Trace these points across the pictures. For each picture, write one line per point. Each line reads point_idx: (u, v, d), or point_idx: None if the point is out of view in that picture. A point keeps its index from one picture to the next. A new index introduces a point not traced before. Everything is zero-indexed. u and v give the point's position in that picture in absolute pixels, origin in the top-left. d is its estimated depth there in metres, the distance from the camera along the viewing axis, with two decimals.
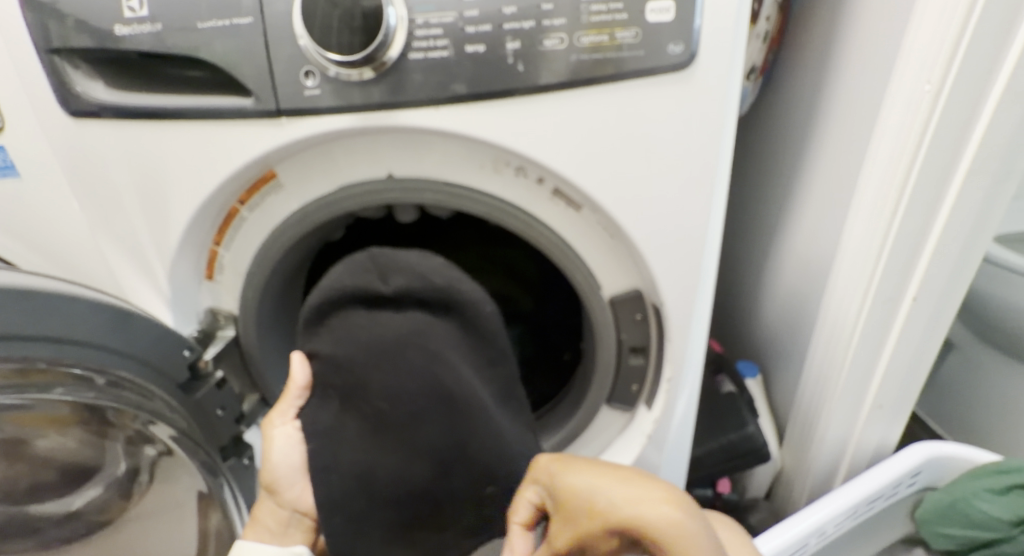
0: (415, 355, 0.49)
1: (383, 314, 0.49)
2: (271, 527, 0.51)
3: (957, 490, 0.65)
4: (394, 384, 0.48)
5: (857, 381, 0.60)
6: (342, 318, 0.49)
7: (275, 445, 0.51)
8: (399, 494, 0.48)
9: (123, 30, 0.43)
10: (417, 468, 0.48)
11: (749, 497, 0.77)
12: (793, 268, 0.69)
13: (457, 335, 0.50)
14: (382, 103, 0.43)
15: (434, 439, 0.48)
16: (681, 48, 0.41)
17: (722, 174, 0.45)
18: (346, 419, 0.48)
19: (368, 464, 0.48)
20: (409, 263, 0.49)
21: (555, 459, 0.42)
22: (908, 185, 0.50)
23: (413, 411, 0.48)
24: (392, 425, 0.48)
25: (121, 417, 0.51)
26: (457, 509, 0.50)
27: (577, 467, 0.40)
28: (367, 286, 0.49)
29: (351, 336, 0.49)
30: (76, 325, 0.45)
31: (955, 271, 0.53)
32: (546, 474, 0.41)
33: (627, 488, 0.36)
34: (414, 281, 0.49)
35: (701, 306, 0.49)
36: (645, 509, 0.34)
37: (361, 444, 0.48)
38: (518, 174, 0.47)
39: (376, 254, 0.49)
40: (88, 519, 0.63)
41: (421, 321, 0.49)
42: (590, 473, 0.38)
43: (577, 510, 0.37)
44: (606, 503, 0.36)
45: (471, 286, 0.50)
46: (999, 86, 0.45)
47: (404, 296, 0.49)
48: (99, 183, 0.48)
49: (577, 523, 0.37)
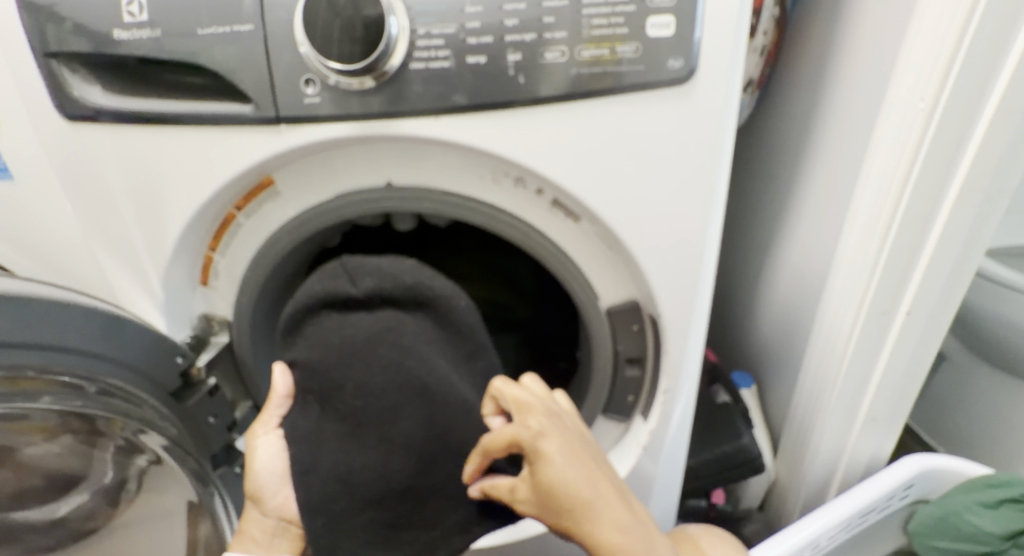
0: (386, 351, 0.47)
1: (354, 316, 0.48)
2: (256, 537, 0.50)
3: (946, 505, 0.65)
4: (367, 381, 0.47)
5: (851, 394, 0.61)
6: (314, 325, 0.48)
7: (258, 454, 0.50)
8: (382, 494, 0.47)
9: (122, 34, 0.43)
10: (397, 463, 0.47)
11: (744, 508, 0.77)
12: (788, 280, 0.70)
13: (432, 329, 0.49)
14: (382, 113, 0.43)
15: (412, 434, 0.47)
16: (681, 63, 0.41)
17: (721, 187, 0.45)
18: (325, 422, 0.47)
19: (347, 464, 0.46)
20: (378, 265, 0.49)
21: (547, 434, 0.42)
22: (903, 200, 0.50)
23: (385, 406, 0.47)
24: (368, 423, 0.47)
25: (111, 425, 0.50)
26: (446, 501, 0.48)
27: (564, 457, 0.42)
28: (337, 290, 0.47)
29: (323, 340, 0.47)
30: (67, 333, 0.44)
31: (948, 285, 0.54)
32: (534, 448, 0.42)
33: (606, 509, 0.42)
34: (383, 281, 0.48)
35: (698, 316, 0.50)
36: (608, 540, 0.42)
37: (342, 447, 0.47)
38: (517, 184, 0.47)
39: (346, 261, 0.49)
40: (73, 527, 0.62)
41: (393, 319, 0.48)
42: (573, 482, 0.41)
43: (549, 507, 0.42)
44: (581, 521, 0.42)
45: (442, 280, 0.49)
46: (992, 105, 0.45)
47: (374, 296, 0.48)
48: (94, 187, 0.48)
49: (549, 514, 0.42)
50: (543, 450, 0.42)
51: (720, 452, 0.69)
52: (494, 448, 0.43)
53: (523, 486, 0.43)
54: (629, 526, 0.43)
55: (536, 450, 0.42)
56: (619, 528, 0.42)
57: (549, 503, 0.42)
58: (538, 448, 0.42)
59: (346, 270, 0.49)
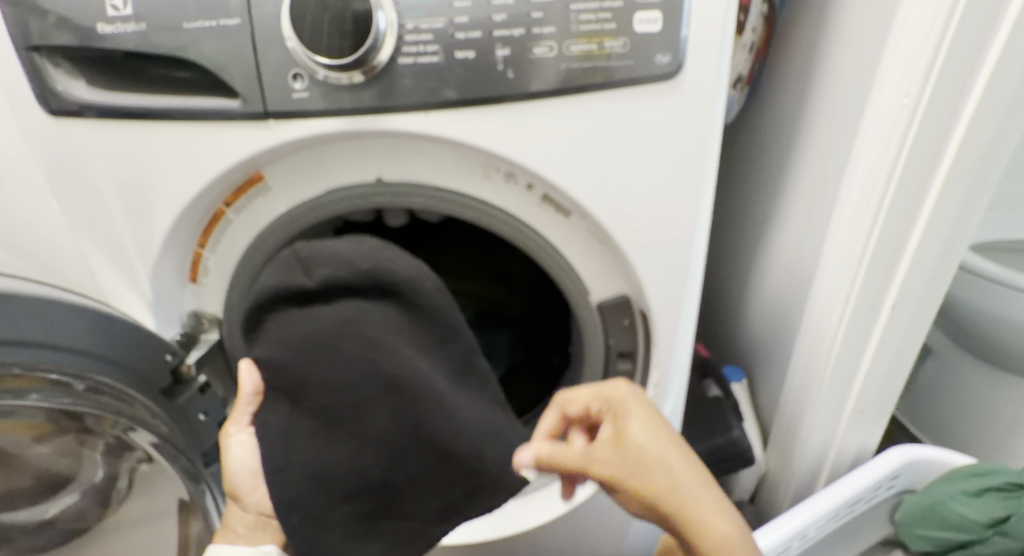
0: (351, 347, 0.45)
1: (313, 310, 0.45)
2: (239, 531, 0.50)
3: (934, 494, 0.66)
4: (331, 377, 0.44)
5: (838, 386, 0.61)
6: (274, 320, 0.46)
7: (232, 452, 0.50)
8: (359, 489, 0.45)
9: (105, 29, 0.42)
10: (370, 457, 0.45)
11: (735, 500, 0.77)
12: (777, 274, 0.70)
13: (397, 317, 0.46)
14: (373, 107, 0.43)
15: (383, 429, 0.45)
16: (669, 58, 0.41)
17: (708, 182, 0.46)
18: (299, 418, 0.45)
19: (322, 460, 0.45)
20: (334, 251, 0.45)
21: (631, 403, 0.45)
22: (887, 195, 0.51)
23: (355, 403, 0.45)
24: (339, 418, 0.45)
25: (100, 423, 0.50)
26: (423, 491, 0.46)
27: (645, 423, 0.44)
28: (290, 282, 0.45)
29: (285, 337, 0.45)
30: (53, 330, 0.45)
31: (932, 280, 0.54)
32: (624, 410, 0.45)
33: (696, 482, 0.41)
34: (340, 269, 0.45)
35: (688, 310, 0.50)
36: (701, 511, 0.40)
37: (318, 443, 0.45)
38: (508, 179, 0.47)
39: (299, 246, 0.45)
40: (63, 527, 0.62)
41: (356, 309, 0.45)
42: (656, 436, 0.43)
43: (633, 458, 0.42)
44: (672, 485, 0.41)
45: (404, 262, 0.46)
46: (974, 100, 0.46)
47: (332, 287, 0.45)
48: (79, 183, 0.47)
49: (633, 473, 0.42)
50: (633, 414, 0.44)
51: (712, 445, 0.69)
52: (577, 408, 0.48)
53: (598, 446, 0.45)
54: (721, 511, 0.41)
55: (624, 413, 0.45)
56: (716, 512, 0.41)
57: (631, 467, 0.42)
58: (628, 412, 0.45)
59: (300, 259, 0.45)
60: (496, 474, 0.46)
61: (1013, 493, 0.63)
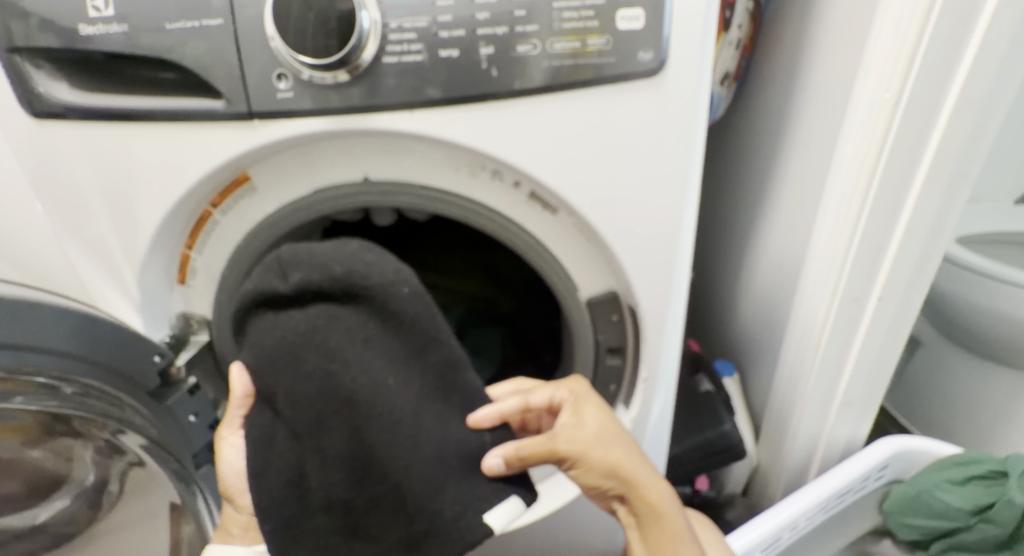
0: (312, 358, 0.42)
1: (285, 315, 0.43)
2: (234, 531, 0.49)
3: (919, 483, 0.67)
4: (294, 390, 0.42)
5: (825, 379, 0.62)
6: (252, 326, 0.44)
7: (224, 455, 0.48)
8: (333, 502, 0.43)
9: (87, 29, 0.42)
10: (333, 475, 0.43)
11: (727, 493, 0.78)
12: (767, 268, 0.71)
13: (370, 324, 0.43)
14: (359, 106, 0.43)
15: (344, 447, 0.42)
16: (651, 55, 0.42)
17: (692, 177, 0.46)
18: (279, 423, 0.44)
19: (300, 466, 0.44)
20: (312, 253, 0.43)
21: (585, 396, 0.47)
22: (871, 189, 0.51)
23: (315, 418, 0.42)
24: (304, 433, 0.43)
25: (88, 426, 0.51)
26: (386, 516, 0.43)
27: (602, 414, 0.47)
28: (268, 288, 0.43)
29: (260, 343, 0.43)
30: (39, 332, 0.45)
31: (917, 272, 0.55)
32: (581, 394, 0.48)
33: (645, 465, 0.47)
34: (312, 273, 0.42)
35: (675, 304, 0.50)
36: (648, 486, 0.46)
37: (295, 451, 0.44)
38: (494, 177, 0.47)
39: (282, 252, 0.44)
40: (55, 531, 0.62)
41: (327, 315, 0.43)
42: (610, 423, 0.47)
43: (593, 440, 0.45)
44: (627, 463, 0.46)
45: (381, 266, 0.43)
46: (954, 95, 0.46)
47: (304, 292, 0.42)
48: (62, 184, 0.47)
49: (596, 451, 0.45)
50: (590, 398, 0.48)
51: (702, 439, 0.70)
52: (539, 397, 0.47)
53: (563, 426, 0.45)
54: (662, 489, 0.47)
55: (583, 401, 0.47)
56: (658, 488, 0.47)
57: (591, 450, 0.45)
58: (585, 397, 0.47)
59: (279, 263, 0.43)
60: (452, 518, 0.42)
61: (996, 480, 0.64)
